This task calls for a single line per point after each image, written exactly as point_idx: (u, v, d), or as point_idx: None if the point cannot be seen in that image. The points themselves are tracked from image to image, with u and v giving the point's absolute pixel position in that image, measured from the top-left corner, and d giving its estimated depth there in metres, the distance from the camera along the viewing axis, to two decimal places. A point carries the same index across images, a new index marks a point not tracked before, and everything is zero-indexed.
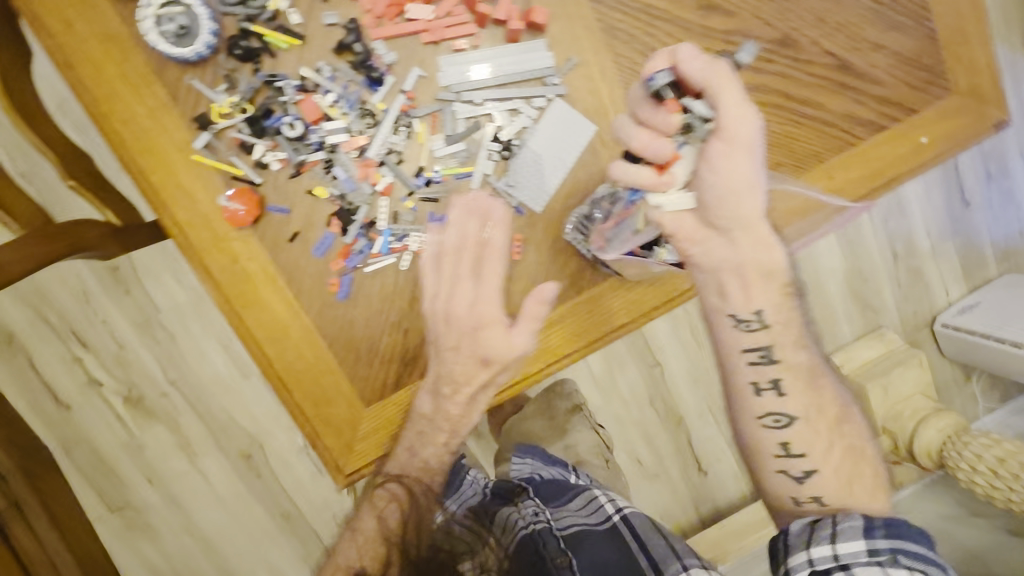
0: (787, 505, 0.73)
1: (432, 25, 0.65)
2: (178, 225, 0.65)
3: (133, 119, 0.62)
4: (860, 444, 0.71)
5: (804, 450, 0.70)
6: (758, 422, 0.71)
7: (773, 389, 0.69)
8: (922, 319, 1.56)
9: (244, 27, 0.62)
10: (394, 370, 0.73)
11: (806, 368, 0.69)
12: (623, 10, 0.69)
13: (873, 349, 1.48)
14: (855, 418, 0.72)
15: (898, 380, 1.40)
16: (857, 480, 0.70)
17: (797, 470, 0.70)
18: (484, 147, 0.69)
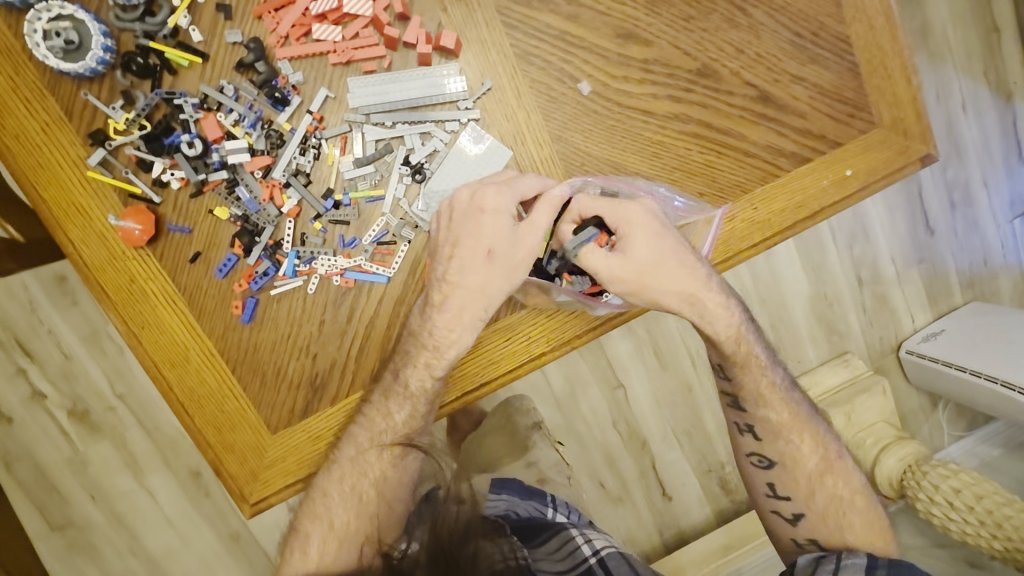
0: (787, 543, 0.79)
1: (340, 46, 0.64)
2: (72, 244, 0.63)
3: (24, 133, 0.61)
4: (847, 492, 0.76)
5: (786, 492, 0.77)
6: (747, 462, 0.80)
7: (750, 432, 0.78)
8: (885, 346, 1.55)
9: (141, 44, 0.61)
10: (301, 396, 0.71)
11: (794, 416, 0.77)
12: (538, 35, 0.68)
13: (839, 374, 1.46)
14: (845, 463, 0.78)
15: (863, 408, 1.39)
16: (844, 523, 0.75)
17: (786, 512, 0.78)
18: (395, 170, 0.67)
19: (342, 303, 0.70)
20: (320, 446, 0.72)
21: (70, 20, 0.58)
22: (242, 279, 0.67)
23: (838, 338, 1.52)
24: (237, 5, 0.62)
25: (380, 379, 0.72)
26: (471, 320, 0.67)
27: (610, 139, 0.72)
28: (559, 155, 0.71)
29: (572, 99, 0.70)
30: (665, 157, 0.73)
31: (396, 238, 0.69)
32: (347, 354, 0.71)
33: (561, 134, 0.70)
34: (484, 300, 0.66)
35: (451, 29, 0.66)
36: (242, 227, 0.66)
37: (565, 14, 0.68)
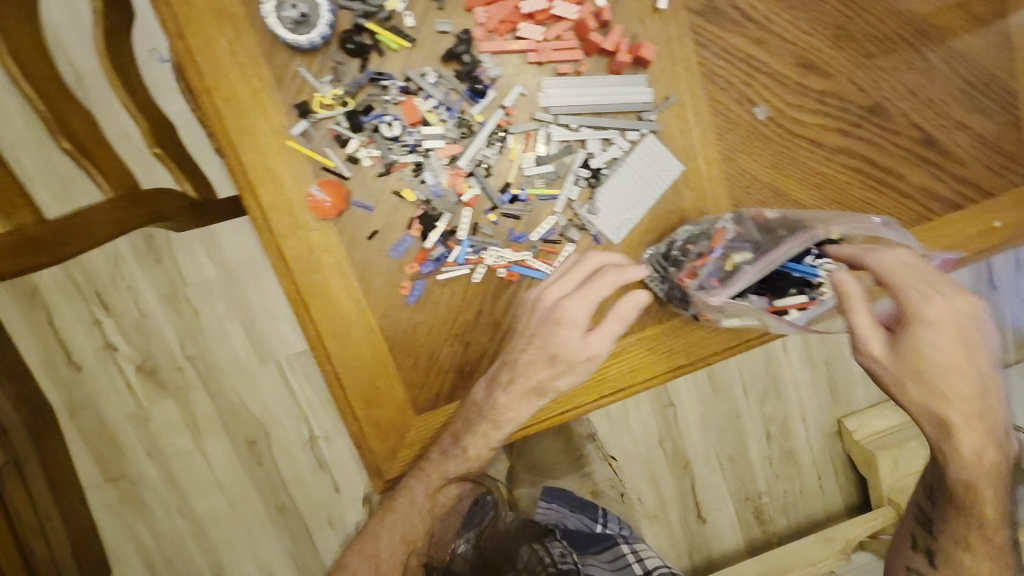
0: None
1: (541, 46, 0.65)
2: (261, 209, 0.65)
3: (236, 98, 0.63)
4: None
5: None
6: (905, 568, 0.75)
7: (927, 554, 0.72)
8: None
9: (358, 23, 0.62)
10: (449, 381, 0.73)
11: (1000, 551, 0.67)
12: (725, 56, 0.69)
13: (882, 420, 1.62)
14: None
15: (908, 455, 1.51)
16: None
17: None
18: (572, 172, 0.69)
19: (501, 296, 0.71)
20: None
21: None
22: (414, 261, 0.68)
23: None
24: None
25: None
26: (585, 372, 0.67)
27: (775, 165, 0.73)
28: (725, 175, 0.72)
29: (747, 122, 0.71)
30: (825, 188, 0.74)
31: (562, 238, 0.70)
32: (497, 345, 0.72)
33: (731, 155, 0.72)
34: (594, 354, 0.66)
35: (647, 40, 0.67)
36: (422, 211, 0.67)
37: (753, 39, 0.69)
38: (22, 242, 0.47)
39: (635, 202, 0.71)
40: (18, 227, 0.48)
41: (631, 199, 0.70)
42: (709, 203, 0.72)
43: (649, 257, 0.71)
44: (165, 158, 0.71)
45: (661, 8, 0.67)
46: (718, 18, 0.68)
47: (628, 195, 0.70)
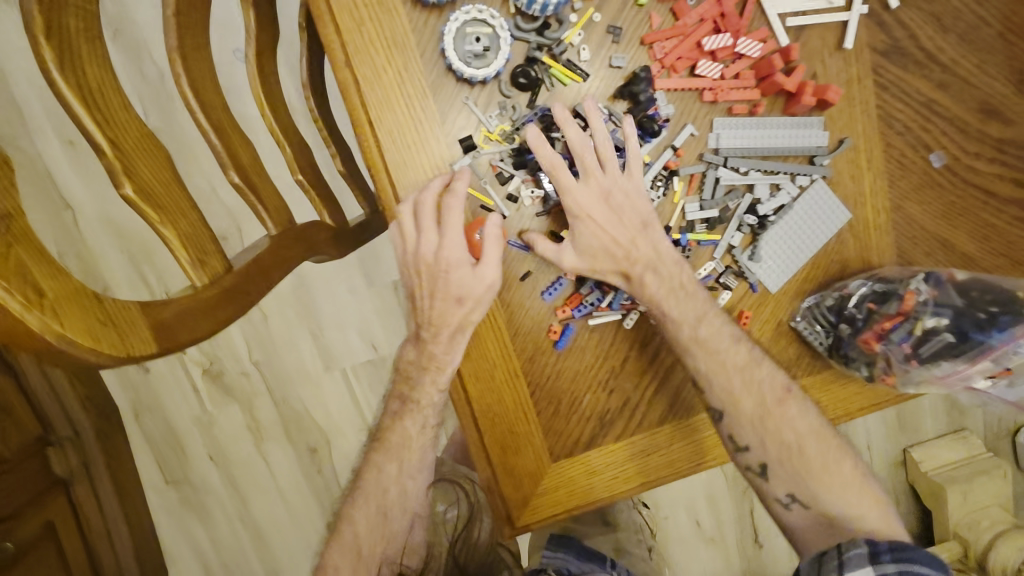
0: None
1: (718, 84, 0.61)
2: (415, 247, 0.62)
3: (400, 130, 0.59)
4: None
5: None
6: None
7: None
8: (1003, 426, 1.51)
9: (533, 55, 0.58)
10: (592, 429, 0.69)
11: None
12: (905, 100, 0.65)
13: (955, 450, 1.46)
14: None
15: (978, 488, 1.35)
16: None
17: None
18: (736, 218, 0.65)
19: (649, 343, 0.68)
20: (594, 481, 0.70)
21: (481, 24, 0.57)
22: (565, 304, 0.65)
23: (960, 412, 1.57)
24: (629, 29, 0.60)
25: (665, 423, 0.70)
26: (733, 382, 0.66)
27: (946, 216, 0.69)
28: (893, 224, 0.68)
29: (921, 169, 0.67)
30: (995, 241, 0.70)
31: (718, 286, 0.67)
32: (642, 394, 0.69)
33: (901, 204, 0.68)
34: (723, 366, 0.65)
35: (828, 81, 0.63)
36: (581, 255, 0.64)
37: (936, 81, 0.65)
38: (221, 294, 0.46)
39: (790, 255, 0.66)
40: (212, 277, 0.47)
41: (788, 253, 0.66)
42: (874, 254, 0.68)
43: (801, 317, 0.67)
44: (306, 186, 0.67)
45: (846, 47, 0.62)
46: (903, 58, 0.64)
47: (784, 249, 0.66)
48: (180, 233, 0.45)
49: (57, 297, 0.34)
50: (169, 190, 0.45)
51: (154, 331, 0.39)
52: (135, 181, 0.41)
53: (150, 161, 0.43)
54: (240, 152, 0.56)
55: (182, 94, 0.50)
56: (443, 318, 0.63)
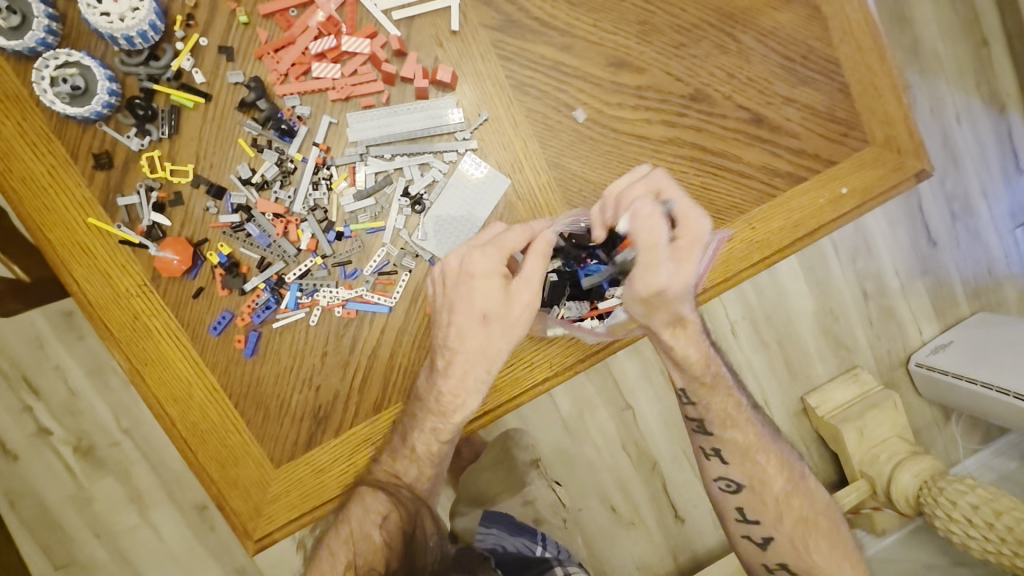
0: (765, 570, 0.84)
1: (339, 83, 0.65)
2: (77, 284, 0.64)
3: (31, 177, 0.62)
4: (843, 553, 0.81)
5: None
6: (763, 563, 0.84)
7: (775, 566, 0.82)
8: (895, 359, 1.56)
9: (145, 87, 0.63)
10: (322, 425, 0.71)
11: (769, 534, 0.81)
12: (532, 66, 0.69)
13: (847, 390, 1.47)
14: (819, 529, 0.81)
15: (874, 423, 1.38)
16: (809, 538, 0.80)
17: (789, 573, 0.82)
18: (395, 201, 0.68)
19: (343, 335, 0.70)
20: (324, 479, 0.71)
21: (78, 66, 0.60)
22: (244, 312, 0.67)
23: (846, 353, 1.53)
24: (240, 47, 0.64)
25: (382, 410, 0.71)
26: (474, 383, 0.68)
27: (607, 165, 0.72)
28: (557, 181, 0.71)
29: (568, 126, 0.71)
30: None
31: (396, 268, 0.69)
32: (349, 386, 0.71)
33: (559, 161, 0.71)
34: (486, 361, 0.67)
35: (448, 63, 0.67)
36: (229, 266, 0.66)
37: (558, 45, 0.70)
38: None
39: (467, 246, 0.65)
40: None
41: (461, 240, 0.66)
42: (544, 212, 0.72)
43: None
44: None
45: (456, 30, 0.67)
46: (518, 31, 0.69)
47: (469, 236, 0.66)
48: None
49: None
50: None
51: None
52: None
53: None
54: None
55: None
56: (461, 335, 0.65)
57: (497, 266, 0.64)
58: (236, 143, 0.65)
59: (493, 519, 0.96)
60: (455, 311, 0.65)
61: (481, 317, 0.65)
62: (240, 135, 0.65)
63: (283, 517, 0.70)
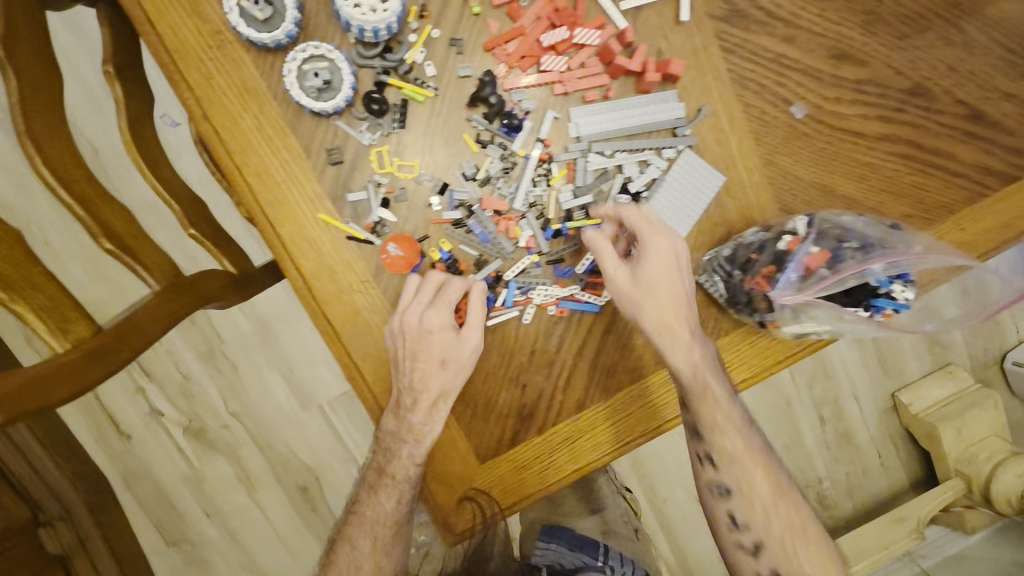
0: None
1: (565, 76, 0.63)
2: (304, 278, 0.64)
3: (266, 171, 0.61)
4: None
5: None
6: None
7: None
8: (993, 356, 1.53)
9: (380, 80, 0.61)
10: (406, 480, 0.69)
11: None
12: (754, 60, 0.67)
13: (943, 387, 1.45)
14: None
15: (973, 421, 1.35)
16: None
17: None
18: (611, 199, 0.67)
19: (552, 334, 0.69)
20: (524, 474, 0.71)
21: (324, 58, 0.59)
22: (461, 309, 0.67)
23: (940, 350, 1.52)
24: (469, 38, 0.62)
25: (584, 410, 0.71)
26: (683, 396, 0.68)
27: (819, 162, 0.70)
28: (769, 179, 0.69)
29: (784, 122, 0.69)
30: (873, 177, 0.71)
31: None
32: (554, 385, 0.70)
33: (772, 158, 0.69)
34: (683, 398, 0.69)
35: (673, 56, 0.65)
36: (450, 263, 0.66)
37: (781, 36, 0.67)
38: (80, 358, 0.48)
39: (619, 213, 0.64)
40: (78, 342, 0.49)
41: (421, 287, 0.63)
42: (756, 212, 0.70)
43: (704, 271, 0.68)
44: (201, 238, 0.69)
45: (683, 19, 0.65)
46: (743, 21, 0.66)
47: (427, 290, 0.63)
48: (32, 305, 0.47)
49: None
50: (20, 268, 0.47)
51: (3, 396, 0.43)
52: None
53: None
54: (116, 222, 0.58)
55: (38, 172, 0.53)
56: (424, 385, 0.64)
57: (447, 321, 0.63)
58: (460, 137, 0.64)
59: (553, 534, 0.97)
60: (416, 360, 0.63)
61: (440, 361, 0.64)
62: (463, 130, 0.64)
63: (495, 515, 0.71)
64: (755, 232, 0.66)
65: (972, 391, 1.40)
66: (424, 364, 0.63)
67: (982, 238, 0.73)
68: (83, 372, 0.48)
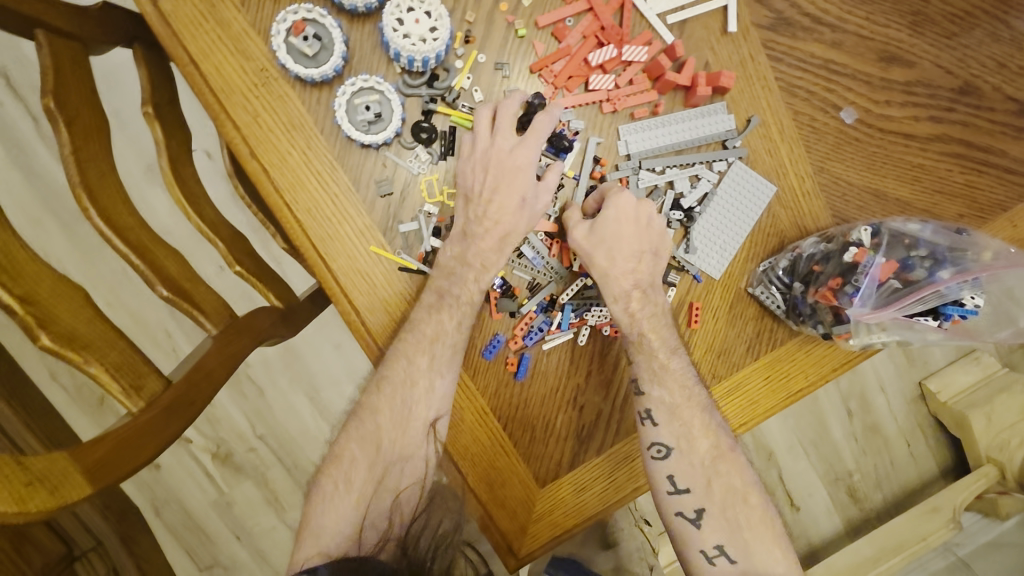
0: None
1: (614, 94, 0.62)
2: (358, 312, 0.63)
3: (316, 207, 0.60)
4: None
5: None
6: None
7: None
8: None
9: (428, 108, 0.60)
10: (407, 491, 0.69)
11: None
12: (802, 66, 0.66)
13: (970, 373, 1.42)
14: None
15: (1001, 407, 1.33)
16: None
17: None
18: (663, 216, 0.66)
19: (608, 354, 0.69)
20: (586, 495, 0.70)
21: (374, 90, 0.59)
22: (517, 335, 0.65)
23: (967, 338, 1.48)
24: (515, 61, 0.61)
25: (642, 427, 0.70)
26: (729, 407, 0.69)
27: (870, 166, 0.69)
28: (821, 187, 0.68)
29: (834, 128, 0.68)
30: (925, 179, 0.70)
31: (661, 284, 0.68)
32: (612, 404, 0.70)
33: (823, 165, 0.68)
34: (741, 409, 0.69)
35: (721, 67, 0.64)
36: (505, 290, 0.65)
37: (829, 41, 0.66)
38: (156, 414, 0.48)
39: (645, 226, 0.64)
40: (151, 397, 0.49)
41: (481, 131, 0.60)
42: (808, 220, 0.69)
43: (758, 283, 0.67)
44: (246, 274, 0.68)
45: (731, 30, 0.63)
46: (790, 28, 0.65)
47: (491, 128, 0.60)
48: (108, 365, 0.46)
49: (38, 302, 0.43)
50: (89, 323, 0.46)
51: (86, 476, 0.43)
52: (54, 329, 0.43)
53: (66, 304, 0.45)
54: (170, 266, 0.57)
55: (93, 221, 0.52)
56: (501, 216, 0.61)
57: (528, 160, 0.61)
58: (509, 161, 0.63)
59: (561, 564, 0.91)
60: (495, 193, 0.61)
61: (517, 199, 0.62)
62: None
63: (558, 537, 0.70)
64: (815, 244, 0.65)
65: (1002, 375, 1.39)
66: (501, 194, 0.61)
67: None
68: (161, 427, 0.48)
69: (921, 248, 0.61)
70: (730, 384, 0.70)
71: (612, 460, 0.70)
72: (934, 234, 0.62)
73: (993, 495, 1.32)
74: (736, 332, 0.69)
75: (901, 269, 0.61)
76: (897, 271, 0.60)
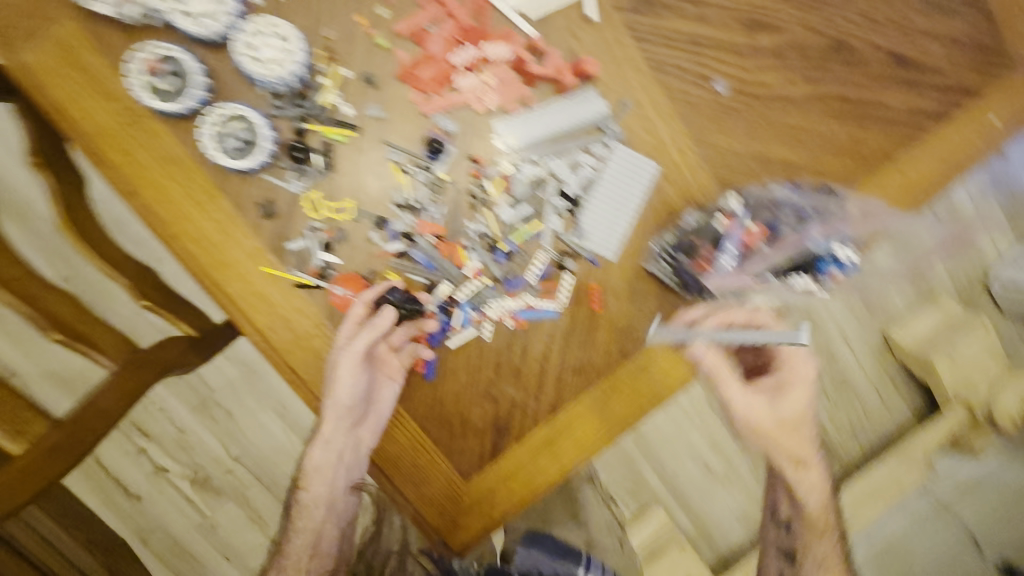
0: None
1: (484, 93, 0.64)
2: (259, 333, 0.64)
3: (202, 235, 0.62)
4: None
5: None
6: None
7: None
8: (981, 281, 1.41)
9: (299, 127, 0.62)
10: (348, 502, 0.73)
11: None
12: (669, 43, 0.67)
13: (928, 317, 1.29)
14: None
15: (964, 346, 1.22)
16: None
17: None
18: (550, 205, 0.67)
19: (516, 346, 0.70)
20: (513, 484, 0.71)
21: (239, 118, 0.60)
22: (419, 336, 0.68)
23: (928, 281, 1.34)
24: (381, 72, 0.63)
25: (558, 411, 0.71)
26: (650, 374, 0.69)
27: (751, 134, 0.70)
28: (705, 158, 0.70)
29: (709, 100, 0.69)
30: (809, 140, 0.71)
31: (558, 270, 0.68)
32: (526, 393, 0.71)
33: (704, 137, 0.69)
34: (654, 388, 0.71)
35: (586, 55, 0.65)
36: (402, 294, 0.65)
37: (693, 17, 0.67)
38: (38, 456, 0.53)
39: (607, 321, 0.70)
40: (35, 440, 0.53)
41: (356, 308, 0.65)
42: (697, 193, 0.70)
43: (653, 259, 0.69)
44: (155, 307, 0.70)
45: (590, 17, 0.65)
46: (651, 8, 0.66)
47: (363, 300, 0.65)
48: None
49: None
50: None
51: None
52: None
53: None
54: (63, 309, 0.59)
55: None
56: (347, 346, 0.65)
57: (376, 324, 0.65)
58: (386, 169, 0.64)
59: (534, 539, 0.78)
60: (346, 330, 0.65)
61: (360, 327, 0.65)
62: (390, 162, 0.64)
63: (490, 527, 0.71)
64: (695, 216, 0.69)
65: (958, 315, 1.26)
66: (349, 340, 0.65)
67: (923, 179, 0.73)
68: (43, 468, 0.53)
69: (780, 211, 0.69)
70: (638, 361, 0.71)
71: (534, 448, 0.71)
72: (793, 198, 0.70)
73: (968, 436, 1.21)
74: (639, 307, 0.70)
75: (766, 232, 0.69)
76: (762, 234, 0.69)
